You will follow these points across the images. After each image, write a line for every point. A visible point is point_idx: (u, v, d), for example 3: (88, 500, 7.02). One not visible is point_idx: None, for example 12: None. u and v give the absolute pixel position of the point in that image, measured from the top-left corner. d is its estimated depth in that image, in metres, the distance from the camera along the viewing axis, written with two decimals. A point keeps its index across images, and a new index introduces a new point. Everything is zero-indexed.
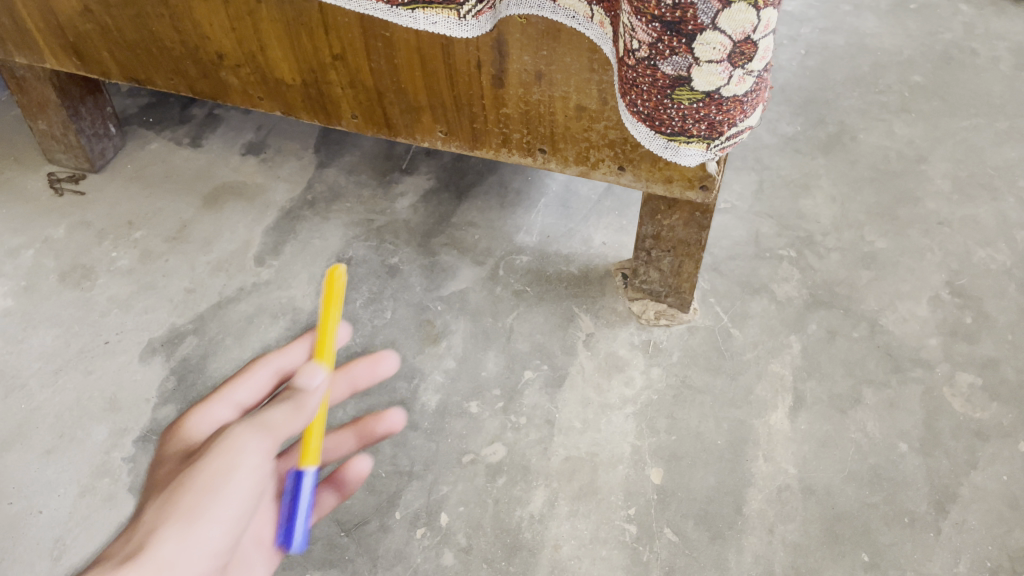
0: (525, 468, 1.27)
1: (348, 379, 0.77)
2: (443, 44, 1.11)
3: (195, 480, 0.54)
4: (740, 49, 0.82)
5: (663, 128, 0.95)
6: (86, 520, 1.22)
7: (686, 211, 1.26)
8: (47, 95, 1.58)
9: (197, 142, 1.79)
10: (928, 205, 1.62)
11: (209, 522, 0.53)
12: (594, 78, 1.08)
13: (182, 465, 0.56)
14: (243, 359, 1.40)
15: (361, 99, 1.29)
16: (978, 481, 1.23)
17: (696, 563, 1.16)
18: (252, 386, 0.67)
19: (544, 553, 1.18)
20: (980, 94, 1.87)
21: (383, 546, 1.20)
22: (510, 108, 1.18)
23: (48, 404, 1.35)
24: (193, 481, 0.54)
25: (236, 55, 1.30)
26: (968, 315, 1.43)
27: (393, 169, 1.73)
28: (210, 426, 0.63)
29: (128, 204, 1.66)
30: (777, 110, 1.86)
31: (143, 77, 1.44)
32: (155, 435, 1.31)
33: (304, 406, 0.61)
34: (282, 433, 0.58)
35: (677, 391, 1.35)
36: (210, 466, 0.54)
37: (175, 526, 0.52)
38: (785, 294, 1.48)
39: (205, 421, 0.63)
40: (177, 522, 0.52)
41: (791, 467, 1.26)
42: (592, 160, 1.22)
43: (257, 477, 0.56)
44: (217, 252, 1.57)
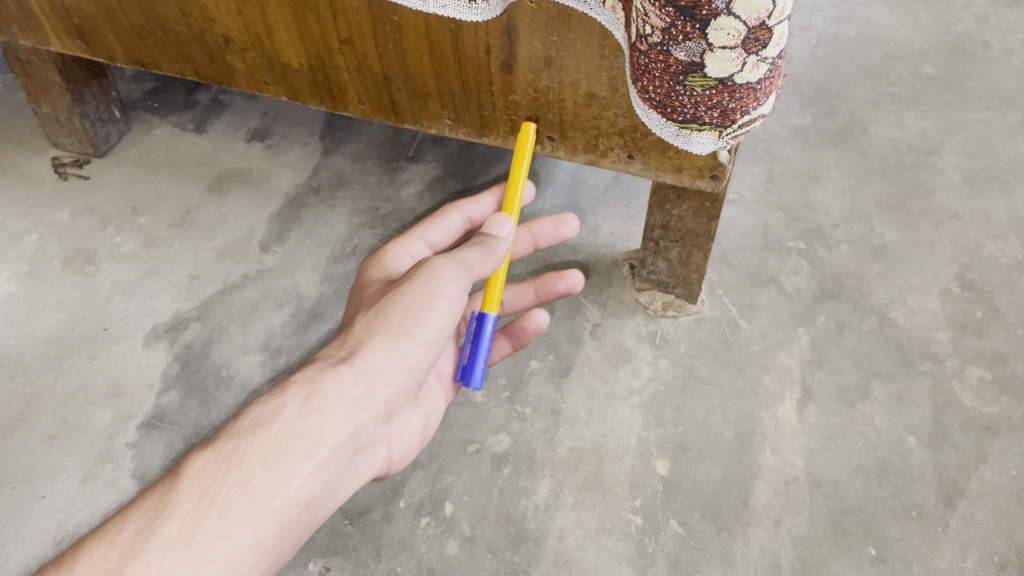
0: (530, 458, 1.26)
1: (532, 239, 1.20)
2: (451, 29, 1.10)
3: (405, 301, 0.86)
4: (754, 35, 0.80)
5: (675, 115, 0.93)
6: (89, 505, 1.21)
7: (695, 201, 1.24)
8: (51, 78, 1.57)
9: (202, 128, 1.78)
10: (939, 198, 1.61)
11: (417, 326, 0.86)
12: (604, 65, 1.06)
13: (400, 282, 0.88)
14: (248, 346, 1.39)
15: (368, 84, 1.27)
16: (986, 476, 1.22)
17: (701, 555, 1.16)
18: (442, 229, 1.11)
19: (549, 543, 1.17)
20: (992, 86, 1.85)
21: (387, 534, 1.19)
22: (519, 94, 1.17)
23: (51, 389, 1.34)
24: (404, 300, 0.86)
25: (243, 38, 1.28)
26: (978, 309, 1.42)
27: (399, 156, 1.71)
28: (415, 251, 1.07)
29: (132, 190, 1.65)
30: (787, 101, 1.85)
31: (148, 60, 1.42)
32: (158, 421, 1.30)
33: (494, 251, 0.89)
34: (473, 272, 0.88)
35: (684, 382, 1.34)
36: (416, 292, 0.86)
37: (387, 336, 0.85)
38: (794, 286, 1.47)
39: (411, 246, 1.07)
40: (394, 325, 0.85)
41: (799, 460, 1.25)
42: (601, 148, 1.20)
43: (452, 300, 0.87)
44: (222, 239, 1.56)
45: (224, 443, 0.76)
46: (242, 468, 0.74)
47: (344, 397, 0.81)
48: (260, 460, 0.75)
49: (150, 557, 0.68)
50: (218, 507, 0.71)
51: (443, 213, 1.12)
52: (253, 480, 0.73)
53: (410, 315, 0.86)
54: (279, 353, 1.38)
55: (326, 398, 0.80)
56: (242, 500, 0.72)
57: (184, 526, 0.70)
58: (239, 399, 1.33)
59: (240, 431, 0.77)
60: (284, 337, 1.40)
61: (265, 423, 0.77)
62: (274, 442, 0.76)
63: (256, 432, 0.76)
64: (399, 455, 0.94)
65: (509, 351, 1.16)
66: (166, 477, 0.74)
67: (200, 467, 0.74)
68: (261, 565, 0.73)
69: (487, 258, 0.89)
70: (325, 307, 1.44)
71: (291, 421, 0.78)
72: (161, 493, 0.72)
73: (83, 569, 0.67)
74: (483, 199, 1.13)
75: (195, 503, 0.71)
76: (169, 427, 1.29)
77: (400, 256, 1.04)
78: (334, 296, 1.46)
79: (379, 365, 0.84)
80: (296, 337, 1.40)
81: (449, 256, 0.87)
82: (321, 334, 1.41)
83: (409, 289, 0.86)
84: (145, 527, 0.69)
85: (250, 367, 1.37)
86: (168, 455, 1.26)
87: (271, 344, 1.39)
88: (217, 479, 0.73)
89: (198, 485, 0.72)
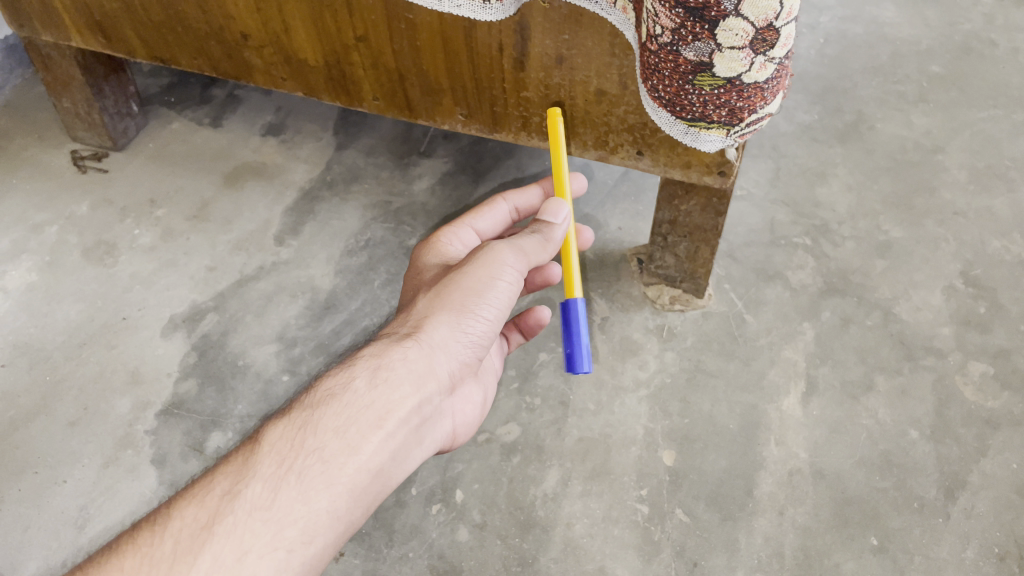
0: (540, 447, 1.29)
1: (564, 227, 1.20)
2: (466, 28, 1.12)
3: (466, 281, 0.87)
4: (762, 36, 0.83)
5: (684, 113, 0.96)
6: (110, 490, 1.25)
7: (702, 197, 1.27)
8: (71, 73, 1.61)
9: (217, 122, 1.81)
10: (944, 195, 1.63)
11: (479, 305, 0.87)
12: (615, 63, 1.08)
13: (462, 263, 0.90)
14: (263, 336, 1.42)
15: (383, 81, 1.30)
16: (988, 469, 1.24)
17: (706, 543, 1.18)
18: (489, 218, 1.11)
19: (557, 531, 1.20)
20: (999, 85, 1.87)
21: (399, 520, 1.23)
22: (531, 91, 1.19)
23: (72, 376, 1.38)
24: (465, 281, 0.88)
25: (260, 35, 1.31)
26: (981, 305, 1.44)
27: (411, 151, 1.74)
28: (467, 237, 1.06)
29: (149, 183, 1.69)
30: (795, 98, 1.87)
31: (167, 56, 1.45)
32: (177, 408, 1.33)
33: (549, 239, 0.93)
34: (529, 257, 0.90)
35: (690, 375, 1.37)
36: (477, 273, 0.87)
37: (451, 313, 0.87)
38: (800, 281, 1.49)
39: (461, 232, 1.06)
40: (455, 304, 0.87)
41: (802, 452, 1.27)
42: (611, 144, 1.23)
43: (511, 281, 0.89)
44: (238, 231, 1.59)
45: (298, 412, 0.79)
46: (316, 436, 0.77)
47: (410, 371, 0.83)
48: (332, 429, 0.77)
49: (236, 518, 0.71)
50: (296, 472, 0.74)
51: (491, 200, 1.12)
52: (326, 448, 0.76)
53: (473, 294, 0.87)
54: (293, 344, 1.41)
55: (392, 371, 0.82)
56: (317, 467, 0.75)
57: (265, 489, 0.73)
58: (255, 387, 1.36)
59: (312, 402, 0.79)
60: (298, 328, 1.43)
61: (336, 394, 0.80)
62: (345, 413, 0.78)
63: (327, 403, 0.79)
64: (461, 427, 0.96)
65: (524, 340, 1.14)
66: (243, 445, 0.77)
67: (277, 435, 0.77)
68: (337, 527, 0.76)
69: (545, 245, 0.93)
70: (339, 299, 1.47)
71: (361, 393, 0.80)
72: (241, 458, 0.76)
73: (176, 527, 0.71)
74: (531, 190, 1.13)
75: (274, 468, 0.74)
76: (187, 415, 1.33)
77: (452, 242, 1.04)
78: (348, 289, 1.49)
79: (443, 341, 0.86)
80: (310, 328, 1.43)
81: (508, 241, 0.89)
82: (335, 325, 1.44)
83: (469, 269, 0.88)
84: (230, 489, 0.73)
85: (266, 356, 1.40)
86: (186, 442, 1.30)
87: (286, 334, 1.42)
88: (294, 447, 0.76)
89: (277, 451, 0.75)
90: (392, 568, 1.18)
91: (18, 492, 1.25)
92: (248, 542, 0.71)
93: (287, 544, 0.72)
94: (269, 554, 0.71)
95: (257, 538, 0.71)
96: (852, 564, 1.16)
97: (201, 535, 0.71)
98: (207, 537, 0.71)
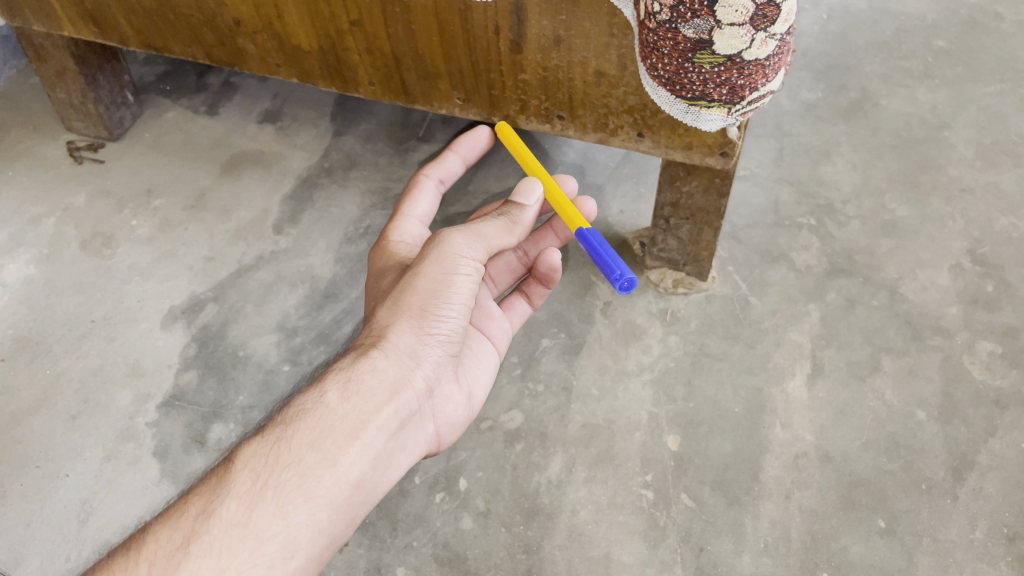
0: (543, 434, 1.28)
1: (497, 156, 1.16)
2: (461, 9, 1.10)
3: (422, 283, 0.86)
4: (762, 11, 0.80)
5: (685, 92, 0.94)
6: (111, 483, 1.24)
7: (705, 178, 1.24)
8: (65, 63, 1.59)
9: (213, 110, 1.79)
10: (951, 171, 1.60)
11: (441, 307, 0.87)
12: (613, 43, 1.05)
13: (415, 263, 0.88)
14: (263, 326, 1.41)
15: (378, 66, 1.28)
16: (996, 449, 1.22)
17: (712, 528, 1.18)
18: (426, 202, 1.09)
19: (562, 517, 1.20)
20: (1005, 59, 1.84)
21: (402, 510, 1.22)
22: (528, 73, 1.17)
23: (72, 369, 1.37)
24: (423, 283, 0.87)
25: (253, 21, 1.29)
26: (989, 283, 1.42)
27: (409, 137, 1.72)
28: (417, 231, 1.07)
29: (146, 173, 1.67)
30: (798, 76, 1.84)
31: (160, 45, 1.44)
32: (177, 400, 1.33)
33: (518, 220, 0.93)
34: (488, 241, 0.89)
35: (694, 358, 1.35)
36: (432, 273, 0.86)
37: (414, 320, 0.87)
38: (805, 262, 1.47)
39: (408, 227, 1.06)
40: (416, 308, 0.87)
41: (809, 435, 1.26)
42: (611, 126, 1.20)
43: (471, 275, 0.88)
44: (236, 221, 1.57)
45: (271, 430, 0.79)
46: (291, 451, 0.77)
47: (382, 380, 0.84)
48: (306, 443, 0.78)
49: (212, 536, 0.71)
50: (272, 487, 0.75)
51: (416, 182, 1.09)
52: (303, 462, 0.77)
53: (433, 297, 0.86)
54: (294, 333, 1.40)
55: (364, 383, 0.83)
56: (294, 481, 0.76)
57: (241, 506, 0.74)
58: (256, 378, 1.35)
59: (285, 420, 0.80)
60: (299, 317, 1.42)
61: (308, 409, 0.80)
62: (319, 427, 0.79)
63: (301, 418, 0.80)
64: (448, 428, 0.96)
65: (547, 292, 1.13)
66: (218, 466, 0.77)
67: (251, 453, 0.77)
68: (321, 540, 0.76)
69: (510, 227, 0.92)
70: (339, 287, 1.46)
71: (334, 407, 0.81)
72: (216, 478, 0.76)
73: (151, 549, 0.71)
74: (447, 157, 1.10)
75: (249, 485, 0.75)
76: (188, 406, 1.32)
77: (401, 239, 1.04)
78: (347, 277, 1.48)
79: (409, 346, 0.87)
80: (310, 317, 1.42)
81: (460, 229, 0.88)
82: (335, 314, 1.42)
83: (423, 270, 0.87)
84: (204, 508, 0.73)
85: (266, 346, 1.39)
86: (187, 434, 1.29)
87: (287, 324, 1.41)
88: (269, 463, 0.76)
89: (251, 469, 0.76)
90: (396, 557, 1.18)
91: (20, 487, 1.24)
92: (226, 560, 0.70)
93: (267, 560, 0.72)
94: (249, 571, 0.71)
95: (235, 555, 0.71)
96: (860, 547, 1.15)
97: (176, 555, 0.70)
98: (183, 558, 0.70)
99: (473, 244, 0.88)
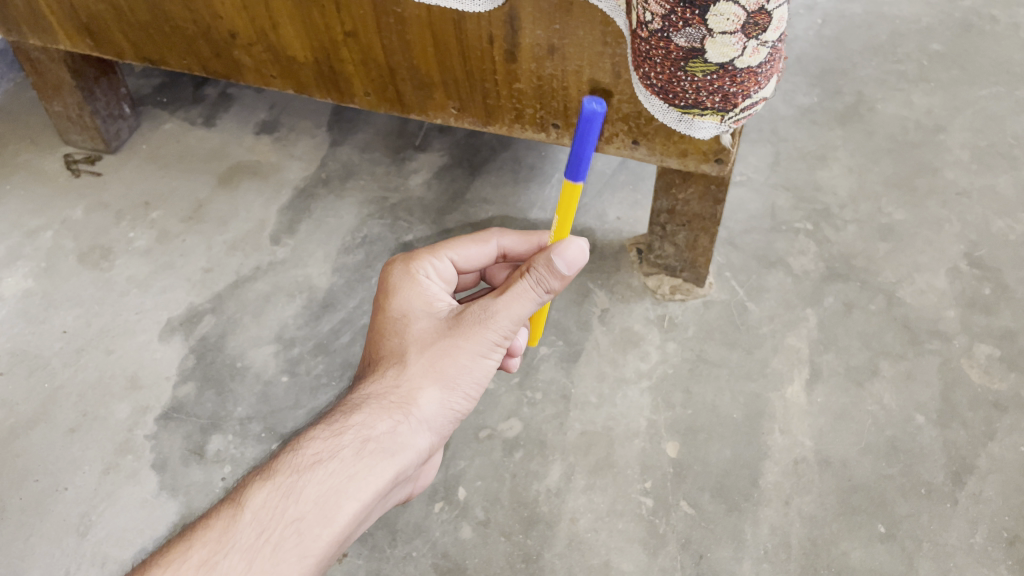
0: (542, 442, 1.28)
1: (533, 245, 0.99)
2: (454, 19, 1.10)
3: (459, 357, 0.80)
4: (754, 19, 0.81)
5: (677, 101, 0.93)
6: (110, 496, 1.24)
7: (701, 184, 1.25)
8: (61, 77, 1.60)
9: (210, 122, 1.80)
10: (947, 174, 1.61)
11: (466, 381, 0.81)
12: (607, 51, 1.06)
13: (455, 326, 0.80)
14: (261, 337, 1.41)
15: (373, 76, 1.28)
16: (996, 453, 1.22)
17: (711, 535, 1.17)
18: (472, 257, 0.95)
19: (561, 526, 1.19)
20: (1001, 62, 1.84)
21: (402, 520, 1.22)
22: (523, 82, 1.17)
23: (71, 382, 1.37)
24: (461, 356, 0.80)
25: (248, 34, 1.30)
26: (986, 286, 1.42)
27: (406, 146, 1.72)
28: (440, 273, 0.91)
29: (144, 186, 1.68)
30: (793, 81, 1.84)
31: (156, 58, 1.44)
32: (176, 412, 1.33)
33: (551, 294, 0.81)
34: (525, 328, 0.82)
35: (693, 365, 1.35)
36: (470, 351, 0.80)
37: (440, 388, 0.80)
38: (802, 267, 1.47)
39: (438, 266, 0.91)
40: (446, 379, 0.80)
41: (807, 440, 1.26)
42: (606, 135, 1.20)
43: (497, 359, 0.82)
44: (233, 232, 1.57)
45: (281, 477, 0.75)
46: (297, 505, 0.73)
47: (396, 443, 0.78)
48: (314, 499, 0.74)
49: None
50: (273, 543, 0.71)
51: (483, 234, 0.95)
52: (305, 519, 0.73)
53: (467, 370, 0.81)
54: (292, 344, 1.40)
55: (380, 444, 0.78)
56: (293, 540, 0.72)
57: (240, 561, 0.70)
58: (254, 389, 1.35)
59: (296, 468, 0.75)
60: (296, 328, 1.42)
61: (322, 461, 0.76)
62: (329, 484, 0.74)
63: (313, 469, 0.75)
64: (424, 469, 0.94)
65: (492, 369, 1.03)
66: (223, 507, 0.74)
67: (260, 502, 0.73)
68: None
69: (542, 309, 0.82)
70: (337, 297, 1.46)
71: (347, 464, 0.76)
72: (221, 526, 0.72)
73: None
74: (530, 237, 0.97)
75: (253, 539, 0.71)
76: (187, 418, 1.32)
77: (428, 278, 0.89)
78: (345, 287, 1.48)
79: (430, 413, 0.81)
80: (308, 328, 1.42)
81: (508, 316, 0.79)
82: (334, 324, 1.42)
83: (463, 347, 0.80)
84: (207, 560, 0.70)
85: (264, 357, 1.39)
86: (186, 445, 1.29)
87: (285, 334, 1.42)
88: (275, 516, 0.73)
89: (258, 521, 0.72)
90: (396, 568, 1.17)
91: (19, 501, 1.24)
92: None
93: None
94: None
95: None
96: (860, 552, 1.15)
97: None
98: None
99: (520, 319, 0.80)
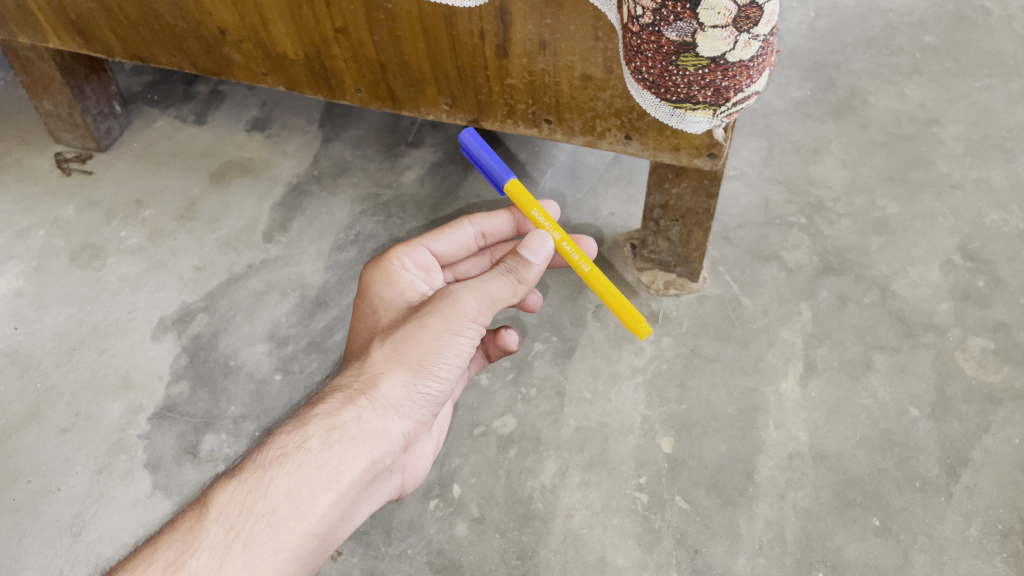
0: (536, 439, 1.28)
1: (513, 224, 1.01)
2: (445, 14, 1.10)
3: (426, 337, 0.80)
4: (745, 13, 0.80)
5: (669, 95, 0.93)
6: (104, 496, 1.24)
7: (694, 179, 1.24)
8: (51, 75, 1.59)
9: (202, 119, 1.79)
10: (940, 167, 1.60)
11: (436, 363, 0.81)
12: (599, 46, 1.05)
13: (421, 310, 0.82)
14: (254, 335, 1.41)
15: (365, 73, 1.28)
16: (990, 445, 1.22)
17: (707, 530, 1.17)
18: (449, 241, 0.98)
19: (556, 522, 1.19)
20: (993, 54, 1.84)
21: (397, 518, 1.21)
22: (514, 78, 1.17)
23: (63, 383, 1.36)
24: (426, 337, 0.80)
25: (238, 30, 1.29)
26: (980, 279, 1.42)
27: (399, 142, 1.71)
28: (420, 260, 0.94)
29: (135, 184, 1.67)
30: (787, 74, 1.83)
31: (146, 56, 1.43)
32: (169, 412, 1.32)
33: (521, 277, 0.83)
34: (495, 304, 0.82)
35: (687, 360, 1.35)
36: (437, 330, 0.80)
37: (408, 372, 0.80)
38: (796, 261, 1.47)
39: (414, 254, 0.94)
40: (415, 361, 0.80)
41: (803, 435, 1.26)
42: (598, 129, 1.20)
43: (470, 338, 0.82)
44: (226, 230, 1.57)
45: (248, 475, 0.74)
46: (266, 499, 0.72)
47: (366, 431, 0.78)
48: (284, 492, 0.73)
49: None
50: (242, 539, 0.70)
51: (455, 223, 0.98)
52: (276, 512, 0.72)
53: (435, 351, 0.80)
54: (285, 342, 1.40)
55: (348, 432, 0.77)
56: (264, 533, 0.71)
57: (209, 559, 0.70)
58: (247, 388, 1.34)
59: (264, 464, 0.75)
60: (289, 326, 1.42)
61: (289, 454, 0.75)
62: (297, 476, 0.74)
63: (279, 463, 0.74)
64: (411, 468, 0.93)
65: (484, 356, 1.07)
66: (191, 508, 0.74)
67: (226, 499, 0.73)
68: None
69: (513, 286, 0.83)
70: (330, 295, 1.46)
71: (315, 454, 0.75)
72: (188, 527, 0.72)
73: None
74: (499, 216, 0.99)
75: (222, 535, 0.71)
76: (180, 418, 1.31)
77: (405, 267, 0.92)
78: (338, 284, 1.47)
79: (399, 399, 0.80)
80: (301, 326, 1.42)
81: (470, 289, 0.80)
82: (327, 321, 1.42)
83: (430, 325, 0.80)
84: (175, 559, 0.69)
85: (258, 356, 1.38)
86: (180, 445, 1.28)
87: (278, 332, 1.41)
88: (242, 511, 0.72)
89: (224, 518, 0.72)
90: (391, 566, 1.17)
91: (12, 502, 1.24)
92: None
93: None
94: None
95: None
96: (855, 546, 1.15)
97: None
98: None
99: (487, 294, 0.81)
